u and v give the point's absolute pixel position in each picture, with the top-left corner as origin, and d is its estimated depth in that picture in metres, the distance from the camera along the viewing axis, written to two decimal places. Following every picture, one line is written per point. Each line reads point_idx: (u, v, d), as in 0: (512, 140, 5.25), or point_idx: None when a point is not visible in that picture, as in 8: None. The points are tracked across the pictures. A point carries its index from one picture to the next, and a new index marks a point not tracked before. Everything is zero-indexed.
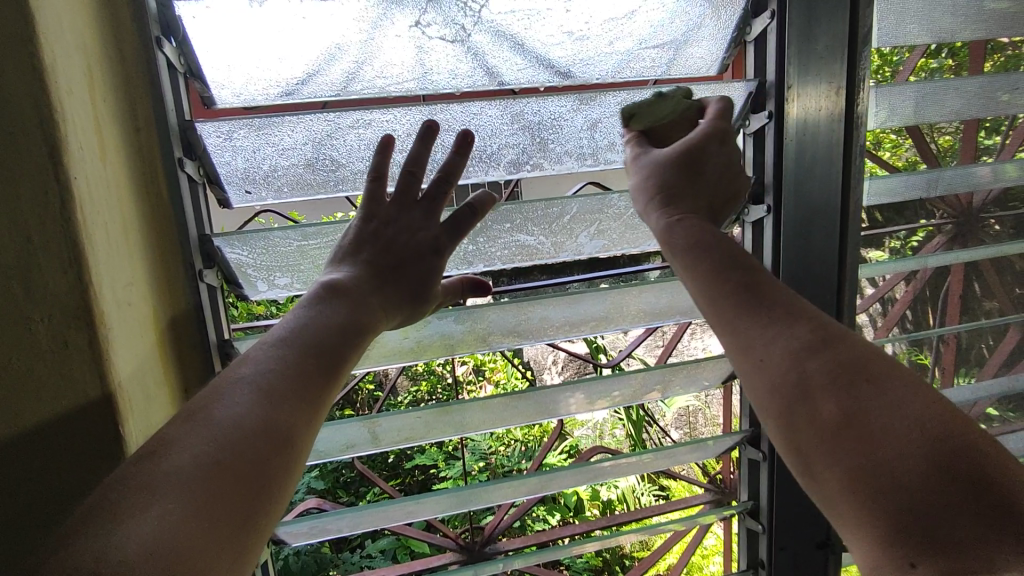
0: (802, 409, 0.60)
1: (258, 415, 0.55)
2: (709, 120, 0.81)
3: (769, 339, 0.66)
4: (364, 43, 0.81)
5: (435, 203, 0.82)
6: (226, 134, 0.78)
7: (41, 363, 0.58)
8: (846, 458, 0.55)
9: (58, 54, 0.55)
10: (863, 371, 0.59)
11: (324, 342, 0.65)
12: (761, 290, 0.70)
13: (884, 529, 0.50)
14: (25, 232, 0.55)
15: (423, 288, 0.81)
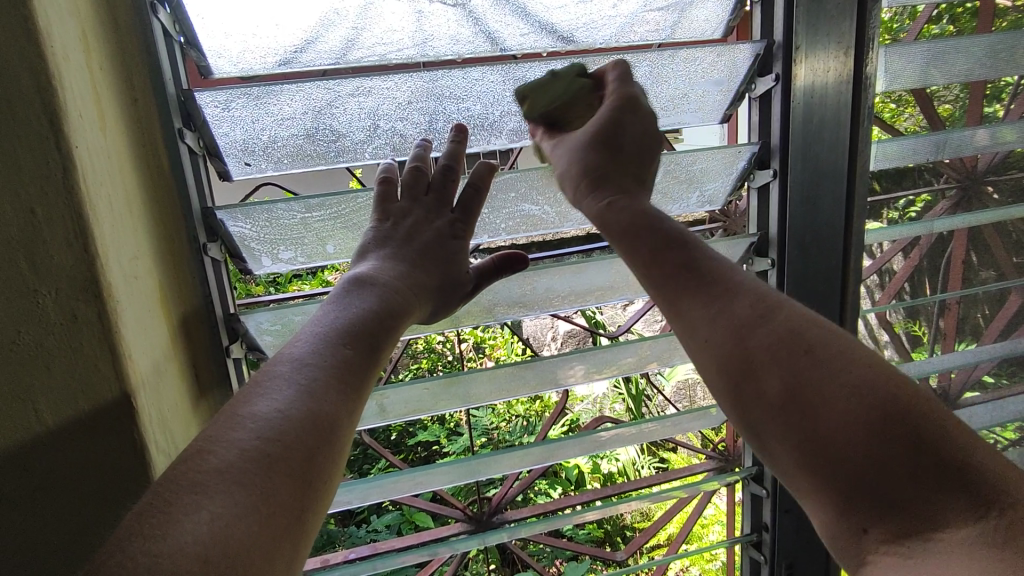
0: (750, 388, 0.62)
1: (301, 408, 0.55)
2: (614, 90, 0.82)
3: (713, 315, 0.67)
4: (363, 8, 0.79)
5: (445, 194, 0.85)
6: (223, 104, 0.76)
7: (51, 338, 0.57)
8: (793, 434, 0.58)
9: (53, 19, 0.53)
10: (803, 343, 0.61)
11: (358, 330, 0.65)
12: (699, 266, 0.71)
13: (840, 496, 0.55)
14: (28, 204, 0.54)
15: (451, 271, 0.83)
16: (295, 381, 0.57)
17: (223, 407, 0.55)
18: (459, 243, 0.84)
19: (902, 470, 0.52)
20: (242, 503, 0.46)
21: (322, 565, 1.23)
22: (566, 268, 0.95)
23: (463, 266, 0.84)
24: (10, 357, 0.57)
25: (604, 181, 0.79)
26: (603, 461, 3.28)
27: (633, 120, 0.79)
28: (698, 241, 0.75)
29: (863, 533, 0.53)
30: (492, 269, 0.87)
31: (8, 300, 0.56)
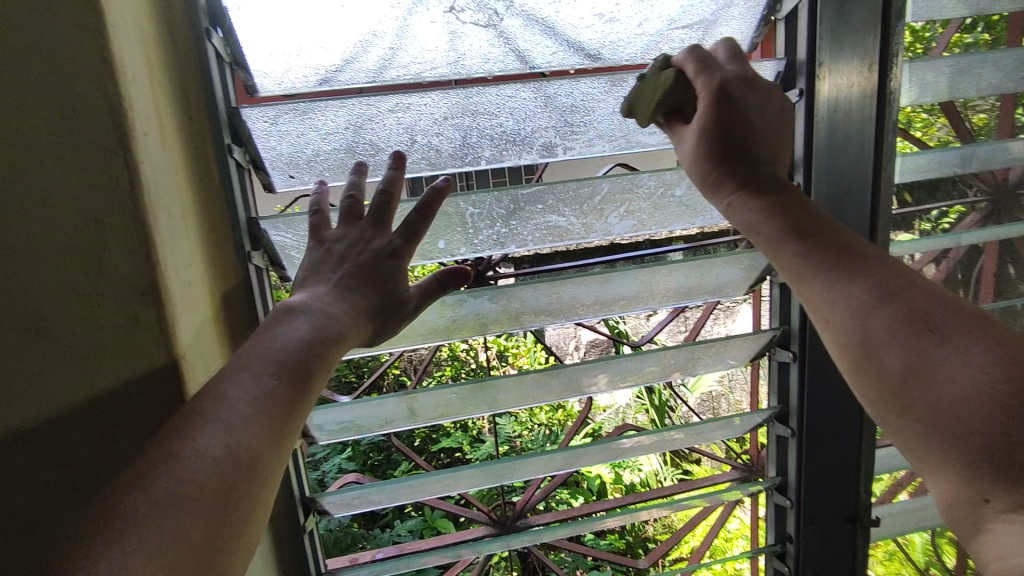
0: (870, 363, 0.68)
1: (221, 442, 0.53)
2: (732, 76, 0.76)
3: (841, 291, 0.71)
4: (400, 29, 0.84)
5: (386, 210, 0.78)
6: (272, 119, 0.81)
7: (112, 337, 0.62)
8: (916, 408, 0.63)
9: (123, 45, 0.59)
10: (927, 321, 0.64)
11: (290, 360, 0.62)
12: (826, 246, 0.73)
13: (962, 465, 0.58)
14: (96, 214, 0.59)
15: (392, 292, 0.76)
16: (229, 410, 0.56)
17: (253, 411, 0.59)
18: (397, 260, 0.77)
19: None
20: (184, 529, 0.46)
21: (352, 563, 1.27)
22: (592, 277, 0.98)
23: (402, 284, 0.77)
24: (77, 354, 0.62)
25: (727, 173, 0.78)
26: (626, 471, 3.27)
27: (768, 103, 0.77)
28: (833, 221, 0.76)
29: (983, 502, 0.56)
30: (435, 287, 0.81)
31: (77, 302, 0.61)
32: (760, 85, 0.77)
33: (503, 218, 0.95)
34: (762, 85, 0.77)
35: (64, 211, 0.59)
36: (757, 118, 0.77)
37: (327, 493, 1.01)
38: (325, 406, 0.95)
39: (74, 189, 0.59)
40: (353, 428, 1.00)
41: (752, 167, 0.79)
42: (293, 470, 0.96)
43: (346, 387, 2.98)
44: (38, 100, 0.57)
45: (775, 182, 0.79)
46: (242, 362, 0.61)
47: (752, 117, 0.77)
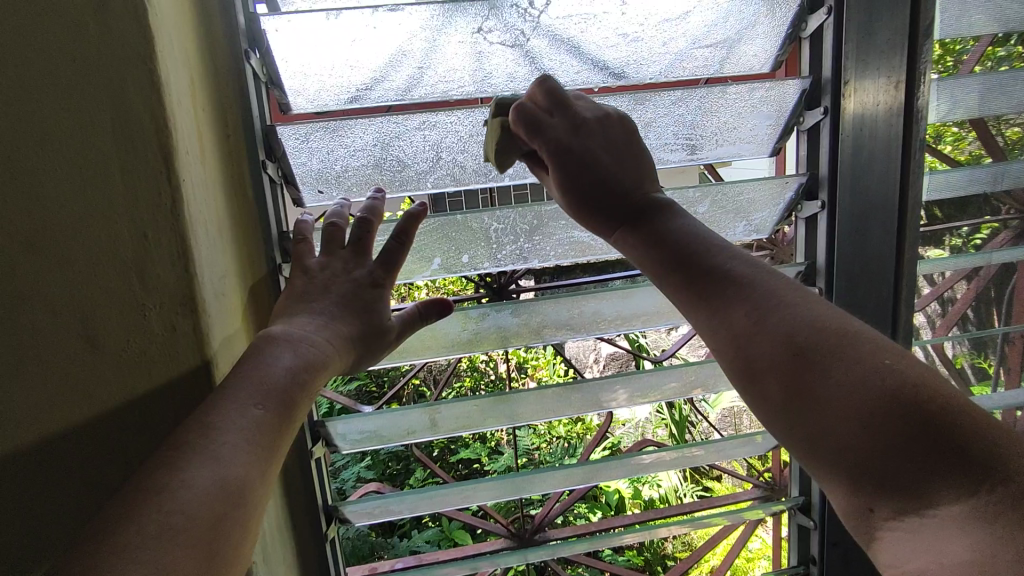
0: (754, 389, 0.65)
1: (210, 473, 0.53)
2: (562, 122, 0.79)
3: (721, 319, 0.69)
4: (428, 49, 0.87)
5: (365, 240, 0.81)
6: (303, 137, 0.85)
7: (151, 344, 0.65)
8: (800, 429, 0.60)
9: (169, 69, 0.62)
10: (794, 343, 0.62)
11: (272, 390, 0.63)
12: (700, 272, 0.72)
13: (848, 481, 0.56)
14: (142, 228, 0.62)
15: (374, 320, 0.78)
16: (220, 440, 0.56)
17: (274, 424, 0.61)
18: (378, 291, 0.79)
19: (896, 456, 0.53)
20: (177, 561, 0.46)
21: (371, 572, 1.28)
22: (614, 293, 0.99)
23: (383, 314, 0.79)
24: (119, 362, 0.65)
25: (597, 211, 0.81)
26: (645, 487, 3.24)
27: (594, 135, 0.80)
28: (707, 239, 0.74)
29: (869, 512, 0.55)
30: (416, 316, 0.83)
31: (121, 311, 0.64)
32: (593, 125, 0.81)
33: (526, 234, 0.96)
34: (589, 120, 0.81)
35: (112, 223, 0.62)
36: (604, 152, 0.80)
37: (349, 503, 1.02)
38: (350, 415, 0.97)
39: (121, 203, 0.62)
40: (376, 438, 1.02)
41: (622, 197, 0.80)
42: (318, 480, 0.96)
43: (367, 396, 3.01)
44: (91, 118, 0.60)
45: (652, 207, 0.79)
46: (242, 381, 0.62)
47: (601, 156, 0.80)
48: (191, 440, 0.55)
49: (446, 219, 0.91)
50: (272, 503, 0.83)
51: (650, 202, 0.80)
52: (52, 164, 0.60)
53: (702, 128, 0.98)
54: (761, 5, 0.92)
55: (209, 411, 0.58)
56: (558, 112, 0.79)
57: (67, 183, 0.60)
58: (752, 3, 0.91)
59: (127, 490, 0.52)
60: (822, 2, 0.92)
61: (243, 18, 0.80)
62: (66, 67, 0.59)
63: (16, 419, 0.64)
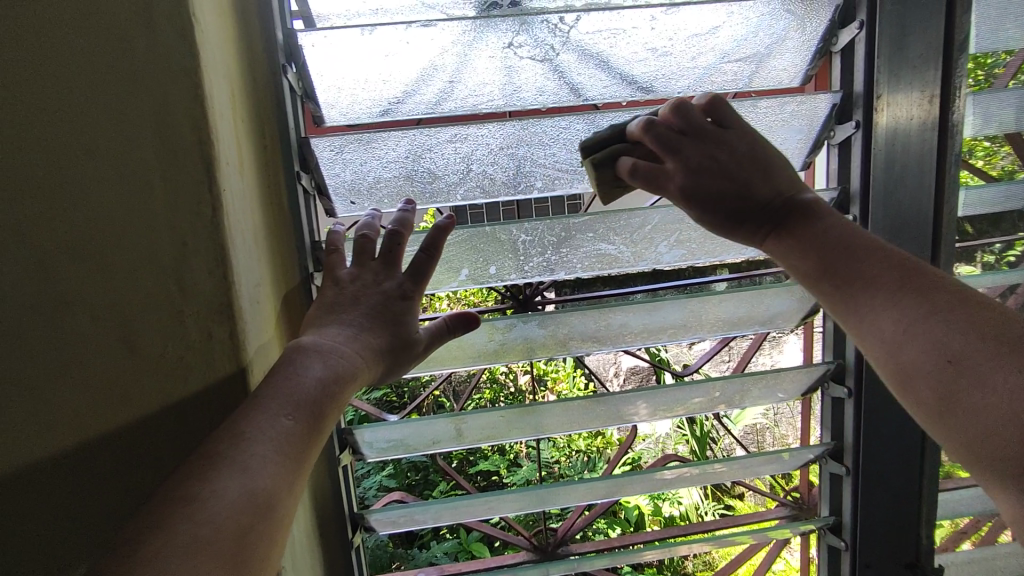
0: (907, 393, 0.63)
1: (239, 484, 0.54)
2: (696, 147, 0.77)
3: (870, 322, 0.67)
4: (459, 64, 0.89)
5: (394, 251, 0.81)
6: (337, 149, 0.86)
7: (188, 351, 0.66)
8: (957, 435, 0.58)
9: (213, 84, 0.65)
10: (949, 348, 0.59)
11: (302, 401, 0.63)
12: (851, 276, 0.70)
13: (1012, 493, 0.53)
14: (182, 237, 0.64)
15: (403, 333, 0.77)
16: (250, 451, 0.57)
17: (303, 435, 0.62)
18: (407, 302, 0.79)
19: None
20: (208, 566, 0.47)
21: None
22: (641, 305, 0.99)
23: (411, 326, 0.79)
24: (155, 367, 0.66)
25: (743, 220, 0.78)
26: (665, 503, 3.19)
27: (732, 148, 0.78)
28: (858, 241, 0.71)
29: None
30: (445, 329, 0.83)
31: (160, 318, 0.66)
32: (735, 145, 0.78)
33: (553, 246, 0.96)
34: (727, 137, 0.78)
35: (153, 233, 0.64)
36: (746, 165, 0.78)
37: (374, 511, 1.02)
38: (376, 424, 0.98)
39: (162, 213, 0.64)
40: (402, 447, 1.02)
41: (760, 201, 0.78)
42: (344, 485, 0.97)
43: (387, 406, 3.03)
44: (138, 131, 0.62)
45: (800, 210, 0.76)
46: (270, 393, 0.63)
47: (741, 176, 0.78)
48: (223, 450, 0.57)
49: (474, 231, 0.92)
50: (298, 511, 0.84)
51: (796, 205, 0.77)
52: (100, 175, 0.62)
53: None
54: (792, 20, 0.91)
55: (240, 418, 0.60)
56: (688, 138, 0.78)
57: (113, 194, 0.62)
58: (783, 17, 0.91)
59: (160, 495, 0.53)
60: (854, 16, 0.91)
61: (281, 33, 0.82)
62: (114, 83, 0.61)
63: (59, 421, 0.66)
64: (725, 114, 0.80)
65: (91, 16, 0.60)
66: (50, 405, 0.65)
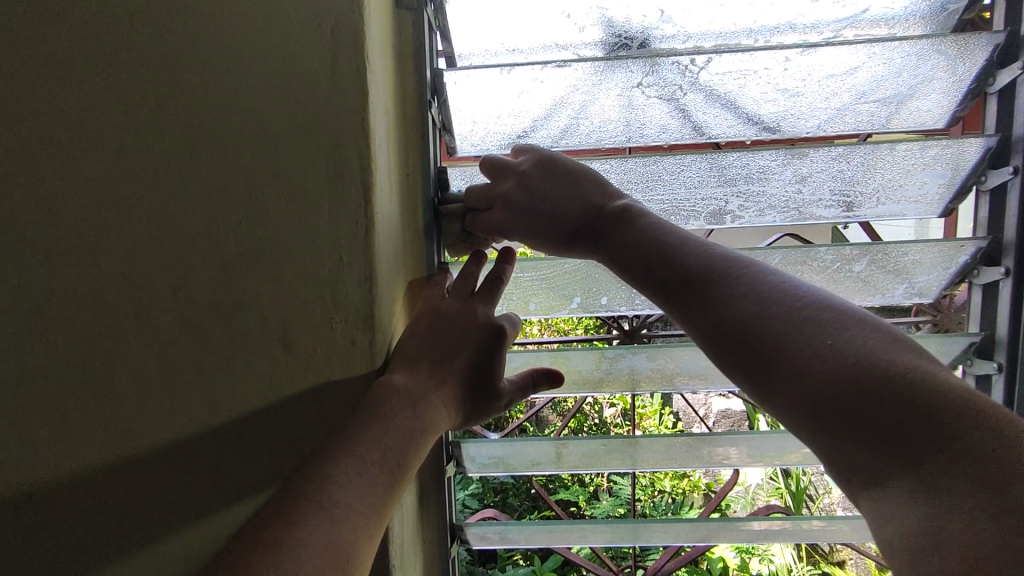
0: (727, 375, 0.69)
1: (322, 533, 0.58)
2: (506, 189, 0.84)
3: (688, 315, 0.74)
4: (586, 101, 0.93)
5: (495, 290, 0.83)
6: (469, 177, 0.96)
7: (334, 356, 0.74)
8: (774, 410, 0.64)
9: (375, 117, 0.72)
10: (757, 336, 0.65)
11: (388, 449, 0.67)
12: (659, 270, 0.77)
13: (828, 459, 0.59)
14: (340, 253, 0.72)
15: (484, 382, 0.82)
16: (336, 497, 0.61)
17: (382, 486, 0.65)
18: (499, 344, 0.82)
19: (860, 441, 0.55)
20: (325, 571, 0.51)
21: None
22: None
23: (496, 377, 0.84)
24: (305, 365, 0.74)
25: (574, 236, 0.86)
26: (754, 559, 3.00)
27: (533, 176, 0.84)
28: (653, 230, 0.79)
29: (845, 481, 0.58)
30: (528, 381, 0.87)
31: (313, 322, 0.74)
32: (528, 176, 0.84)
33: None
34: (519, 167, 0.85)
35: (316, 248, 0.72)
36: (548, 196, 0.84)
37: (472, 524, 1.06)
38: (481, 439, 1.02)
39: (325, 230, 0.72)
40: (502, 465, 1.05)
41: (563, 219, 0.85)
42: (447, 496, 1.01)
43: None
44: (311, 160, 0.71)
45: (609, 218, 0.83)
46: (360, 434, 0.66)
47: (539, 211, 0.85)
48: (308, 491, 0.60)
49: (590, 262, 0.94)
50: (408, 515, 0.88)
51: (611, 210, 0.83)
52: (279, 195, 0.72)
53: (862, 184, 0.94)
54: (941, 60, 0.87)
55: (334, 457, 0.64)
56: (497, 185, 0.85)
57: (287, 214, 0.72)
58: (931, 57, 0.87)
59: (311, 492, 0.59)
60: (1017, 56, 0.85)
61: (429, 72, 0.90)
62: (300, 118, 0.71)
63: (222, 405, 0.76)
64: (521, 153, 0.87)
65: (288, 63, 0.71)
66: (220, 390, 0.75)
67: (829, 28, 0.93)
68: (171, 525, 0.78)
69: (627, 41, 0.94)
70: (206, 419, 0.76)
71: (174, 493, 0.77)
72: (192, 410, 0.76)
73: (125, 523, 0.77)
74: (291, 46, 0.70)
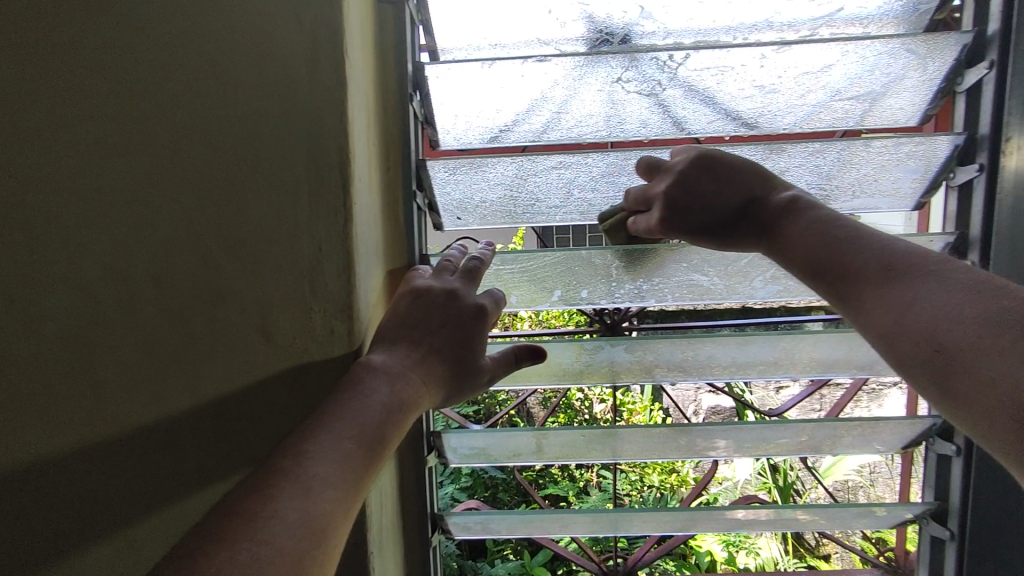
0: (912, 384, 0.66)
1: (298, 505, 0.57)
2: (664, 184, 0.86)
3: (863, 317, 0.71)
4: (568, 96, 0.94)
5: (475, 270, 0.84)
6: (452, 170, 0.94)
7: (313, 343, 0.75)
8: (961, 423, 0.59)
9: (354, 110, 0.73)
10: (937, 338, 0.62)
11: (367, 426, 0.67)
12: (844, 271, 0.75)
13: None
14: (317, 243, 0.73)
15: (467, 359, 0.80)
16: (313, 470, 0.61)
17: (363, 462, 0.65)
18: (481, 320, 0.81)
19: None
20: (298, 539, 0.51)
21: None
22: (732, 339, 0.98)
23: (479, 355, 0.81)
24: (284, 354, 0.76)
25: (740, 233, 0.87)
26: (741, 553, 3.04)
27: (692, 173, 0.86)
28: (884, 243, 0.74)
29: None
30: (511, 358, 0.85)
31: (292, 311, 0.75)
32: (687, 174, 0.86)
33: (646, 274, 0.98)
34: (684, 163, 0.87)
35: (295, 237, 0.73)
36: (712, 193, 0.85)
37: (453, 513, 1.07)
38: (462, 430, 1.03)
39: (304, 220, 0.73)
40: (483, 455, 1.07)
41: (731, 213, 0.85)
42: (428, 486, 1.03)
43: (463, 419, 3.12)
44: (292, 151, 0.72)
45: (775, 213, 0.84)
46: (342, 411, 0.67)
47: (698, 210, 0.86)
48: (286, 466, 0.60)
49: (569, 254, 0.96)
50: (387, 503, 0.90)
51: (778, 204, 0.84)
52: (257, 186, 0.73)
53: (838, 179, 0.96)
54: (912, 59, 0.89)
55: (313, 434, 0.64)
56: (654, 184, 0.88)
57: (267, 204, 0.73)
58: (902, 57, 0.88)
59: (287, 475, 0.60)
60: (984, 56, 0.87)
61: (411, 66, 0.91)
62: (279, 109, 0.72)
63: (202, 394, 0.77)
64: (679, 153, 0.89)
65: (266, 55, 0.71)
66: (200, 377, 0.76)
67: (805, 26, 0.94)
68: (152, 510, 0.79)
69: (609, 37, 0.95)
70: (188, 405, 0.77)
71: (152, 481, 0.78)
72: (171, 399, 0.77)
73: (102, 512, 0.77)
74: (270, 38, 0.71)
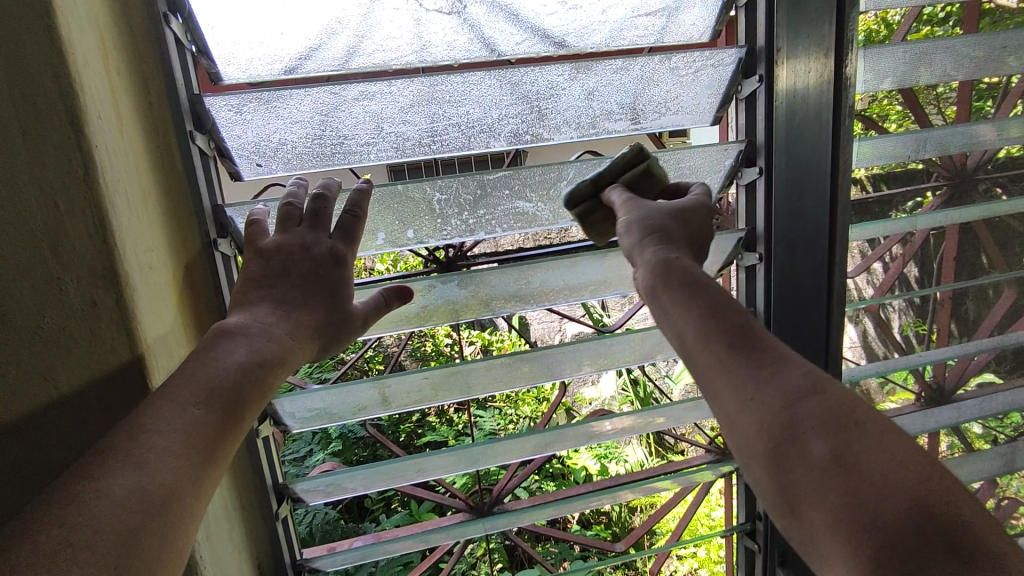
0: (793, 452, 0.55)
1: (131, 476, 0.50)
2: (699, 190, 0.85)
3: (737, 364, 0.61)
4: (364, 16, 0.84)
5: (324, 208, 0.78)
6: (236, 109, 0.82)
7: (70, 321, 0.63)
8: (830, 496, 0.51)
9: (72, 30, 0.60)
10: (832, 420, 0.54)
11: (219, 387, 0.61)
12: (736, 327, 0.64)
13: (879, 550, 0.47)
14: (52, 199, 0.60)
15: (336, 307, 0.75)
16: (152, 443, 0.53)
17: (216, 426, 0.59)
18: (341, 266, 0.76)
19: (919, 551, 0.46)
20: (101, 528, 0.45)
21: (329, 551, 1.12)
22: (559, 262, 1.00)
23: (348, 300, 0.77)
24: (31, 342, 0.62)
25: (654, 236, 0.75)
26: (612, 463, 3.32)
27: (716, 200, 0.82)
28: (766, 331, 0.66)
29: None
30: (381, 302, 0.82)
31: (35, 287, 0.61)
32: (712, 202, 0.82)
33: (470, 206, 0.95)
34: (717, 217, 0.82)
35: (17, 192, 0.59)
36: (699, 222, 0.79)
37: (298, 480, 1.02)
38: (295, 393, 0.95)
39: (27, 171, 0.59)
40: (326, 415, 1.01)
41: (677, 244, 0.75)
42: (265, 457, 0.97)
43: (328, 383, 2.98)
44: None
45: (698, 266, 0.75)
46: (191, 379, 0.60)
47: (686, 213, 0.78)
48: (119, 440, 0.53)
49: (387, 191, 0.89)
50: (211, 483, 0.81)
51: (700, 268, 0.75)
52: None
53: (644, 98, 0.99)
54: None
55: (155, 402, 0.57)
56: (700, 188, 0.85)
57: None
58: None
59: None
60: None
61: None
62: None
63: None
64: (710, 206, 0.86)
65: None
66: None
67: None
68: None
69: None
70: None
71: None
72: None
73: None
74: None
